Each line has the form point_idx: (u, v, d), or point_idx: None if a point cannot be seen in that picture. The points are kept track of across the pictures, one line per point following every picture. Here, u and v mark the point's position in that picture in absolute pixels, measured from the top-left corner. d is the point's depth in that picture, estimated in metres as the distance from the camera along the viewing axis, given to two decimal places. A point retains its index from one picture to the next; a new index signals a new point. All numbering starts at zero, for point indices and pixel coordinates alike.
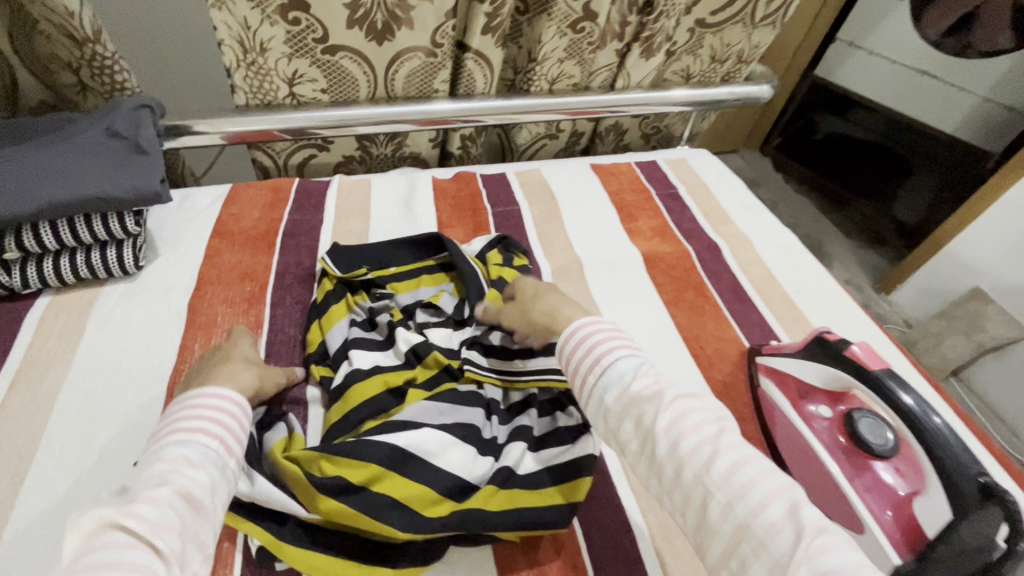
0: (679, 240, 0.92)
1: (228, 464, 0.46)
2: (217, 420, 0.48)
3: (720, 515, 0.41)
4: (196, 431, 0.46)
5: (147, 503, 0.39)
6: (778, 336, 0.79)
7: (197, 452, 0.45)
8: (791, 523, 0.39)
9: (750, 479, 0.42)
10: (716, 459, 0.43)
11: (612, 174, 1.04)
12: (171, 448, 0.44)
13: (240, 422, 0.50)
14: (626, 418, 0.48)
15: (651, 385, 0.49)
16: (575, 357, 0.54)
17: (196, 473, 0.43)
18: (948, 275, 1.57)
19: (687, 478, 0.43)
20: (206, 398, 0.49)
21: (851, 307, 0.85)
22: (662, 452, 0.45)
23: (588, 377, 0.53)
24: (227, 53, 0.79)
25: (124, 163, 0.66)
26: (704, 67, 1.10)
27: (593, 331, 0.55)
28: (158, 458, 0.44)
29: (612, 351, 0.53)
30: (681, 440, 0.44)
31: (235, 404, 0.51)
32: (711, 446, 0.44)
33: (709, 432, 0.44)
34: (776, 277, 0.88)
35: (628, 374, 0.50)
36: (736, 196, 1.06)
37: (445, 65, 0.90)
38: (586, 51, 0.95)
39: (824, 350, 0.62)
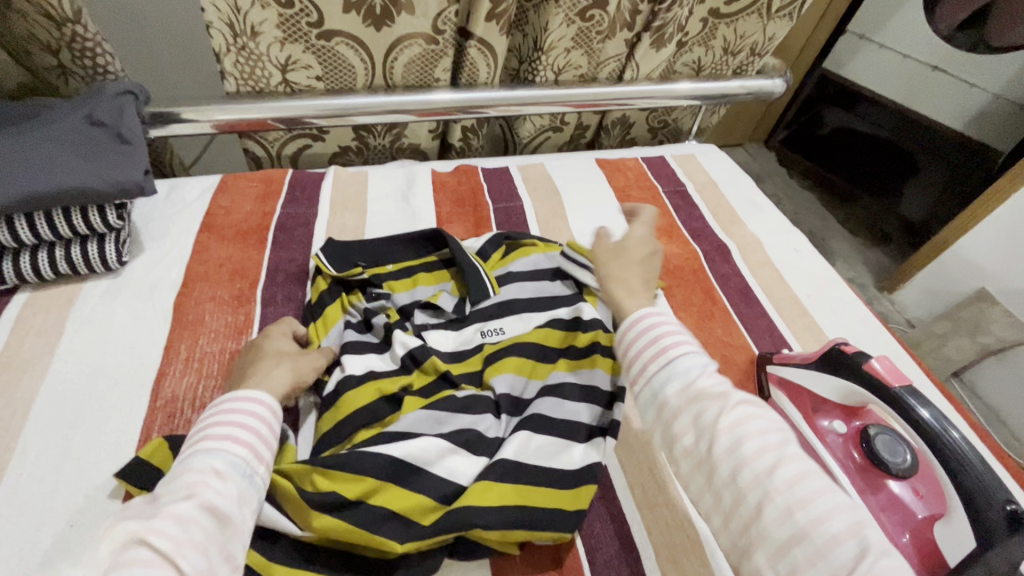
0: (686, 240, 0.89)
1: (257, 471, 0.47)
2: (246, 427, 0.49)
3: (777, 520, 0.41)
4: (226, 439, 0.47)
5: (170, 518, 0.41)
6: (789, 343, 0.76)
7: (225, 462, 0.46)
8: (853, 539, 0.40)
9: (811, 490, 0.42)
10: (780, 465, 0.43)
11: (618, 170, 1.00)
12: (199, 457, 0.46)
13: (269, 427, 0.51)
14: (684, 411, 0.48)
15: (716, 386, 0.49)
16: (636, 346, 0.53)
17: (222, 484, 0.44)
18: (955, 276, 1.54)
19: (745, 479, 0.44)
20: (236, 404, 0.50)
21: (863, 313, 0.83)
22: (723, 449, 0.45)
23: (650, 367, 0.52)
24: (216, 38, 0.75)
25: (104, 154, 0.63)
26: (716, 60, 1.06)
27: (660, 325, 0.54)
28: (187, 467, 0.45)
29: (679, 344, 0.52)
30: (745, 441, 0.45)
31: (264, 408, 0.51)
32: (775, 453, 0.44)
33: (773, 441, 0.45)
34: (786, 280, 0.85)
35: (695, 371, 0.50)
36: (746, 195, 1.02)
37: (447, 53, 0.85)
38: (594, 41, 0.91)
39: (840, 362, 0.59)
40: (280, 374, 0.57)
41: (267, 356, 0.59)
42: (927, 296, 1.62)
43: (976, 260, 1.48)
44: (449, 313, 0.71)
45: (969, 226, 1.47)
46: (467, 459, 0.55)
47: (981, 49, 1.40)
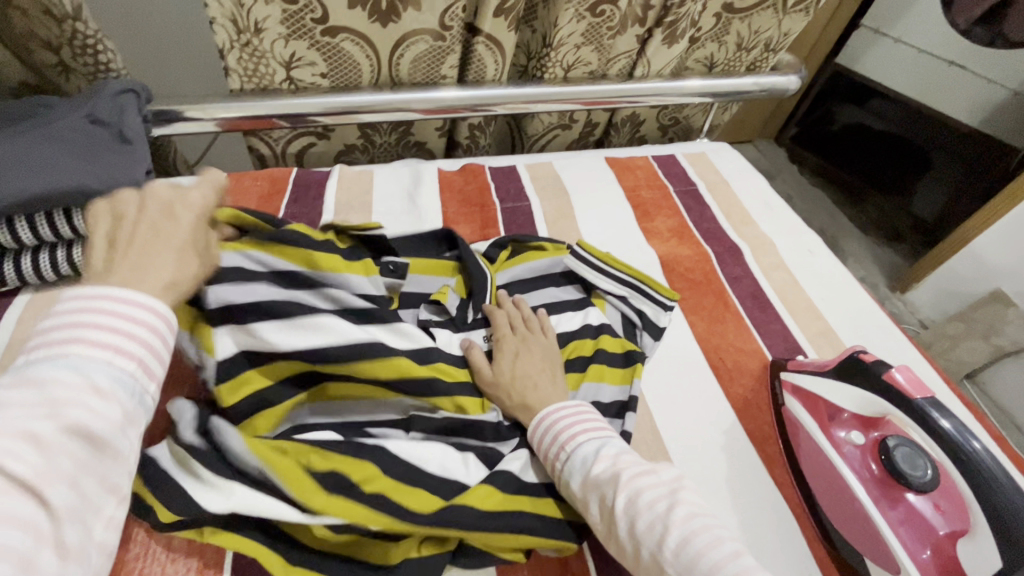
0: (697, 241, 0.87)
1: (146, 390, 0.39)
2: (133, 336, 0.38)
3: None
4: (106, 351, 0.37)
5: (28, 440, 0.32)
6: (803, 349, 0.75)
7: (106, 378, 0.36)
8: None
9: (698, 552, 0.42)
10: (667, 535, 0.44)
11: (628, 169, 0.98)
12: (63, 367, 0.35)
13: (166, 339, 0.41)
14: (590, 500, 0.50)
15: (609, 466, 0.50)
16: (544, 445, 0.55)
17: (101, 405, 0.36)
18: (969, 276, 1.51)
19: (647, 555, 0.45)
20: (120, 304, 0.39)
21: (880, 318, 0.81)
22: (623, 533, 0.47)
23: (555, 463, 0.54)
24: (220, 34, 0.73)
25: (105, 153, 0.62)
26: (730, 56, 1.04)
27: (554, 415, 0.56)
28: (45, 373, 0.35)
29: (577, 433, 0.54)
30: (636, 519, 0.46)
31: (157, 315, 0.40)
32: (663, 521, 0.45)
33: (660, 511, 0.46)
34: (800, 284, 0.83)
35: (590, 457, 0.51)
36: (759, 195, 1.00)
37: (454, 49, 0.84)
38: (605, 37, 0.89)
39: (859, 372, 0.57)
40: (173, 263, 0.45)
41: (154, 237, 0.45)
42: (940, 296, 1.59)
43: (993, 261, 1.45)
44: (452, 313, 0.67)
45: (985, 225, 1.44)
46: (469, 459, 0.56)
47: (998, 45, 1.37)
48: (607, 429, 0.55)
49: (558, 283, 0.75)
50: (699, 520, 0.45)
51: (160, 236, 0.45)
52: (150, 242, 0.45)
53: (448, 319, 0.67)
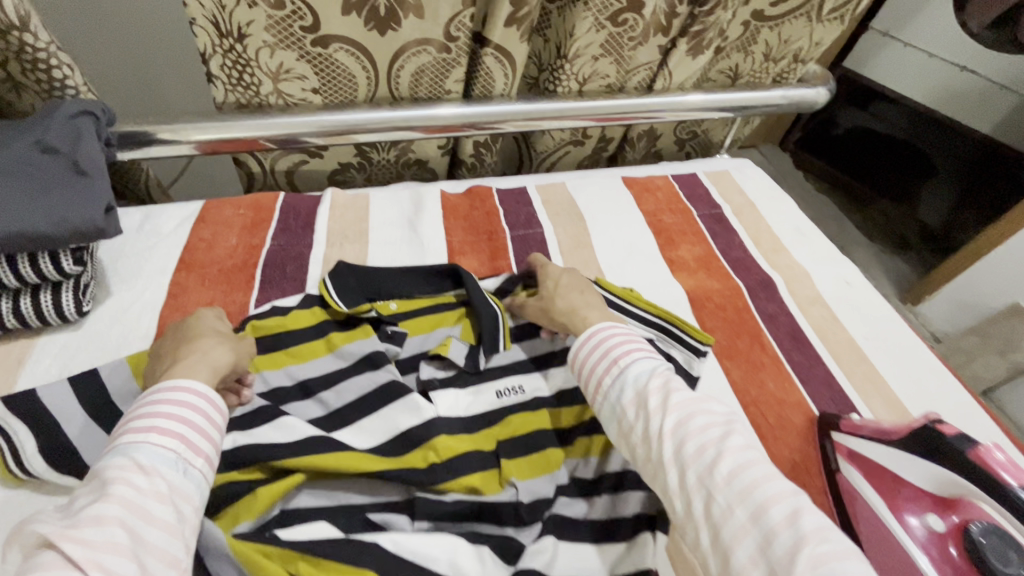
0: (727, 273, 0.80)
1: (192, 464, 0.41)
2: (175, 415, 0.42)
3: (722, 518, 0.41)
4: (148, 430, 0.41)
5: (88, 523, 0.35)
6: (856, 408, 0.66)
7: (149, 456, 0.39)
8: (789, 529, 0.39)
9: (752, 481, 0.42)
10: (719, 461, 0.43)
11: (648, 191, 0.90)
12: (117, 454, 0.39)
13: (207, 414, 0.44)
14: (636, 419, 0.49)
15: (663, 387, 0.49)
16: (592, 359, 0.55)
17: (146, 481, 0.38)
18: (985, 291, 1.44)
19: (691, 481, 0.44)
20: (164, 394, 0.43)
21: (929, 359, 0.73)
22: (669, 454, 0.45)
23: (603, 377, 0.53)
24: (200, 36, 0.65)
25: (56, 189, 0.52)
26: (756, 67, 0.95)
27: (608, 334, 0.56)
28: (103, 466, 0.39)
29: (629, 352, 0.53)
30: (685, 442, 0.45)
31: (196, 395, 0.44)
32: (716, 448, 0.44)
33: (713, 436, 0.45)
34: (841, 320, 0.76)
35: (643, 375, 0.51)
36: (789, 219, 0.92)
37: (460, 62, 0.75)
38: (625, 47, 0.81)
39: (936, 444, 0.49)
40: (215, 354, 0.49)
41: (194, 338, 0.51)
42: (956, 309, 1.51)
43: None
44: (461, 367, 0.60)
45: (1005, 236, 1.35)
46: (484, 548, 0.48)
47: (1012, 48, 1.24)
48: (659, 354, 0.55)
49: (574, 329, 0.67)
50: (754, 454, 0.44)
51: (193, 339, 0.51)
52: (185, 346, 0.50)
53: (457, 375, 0.60)
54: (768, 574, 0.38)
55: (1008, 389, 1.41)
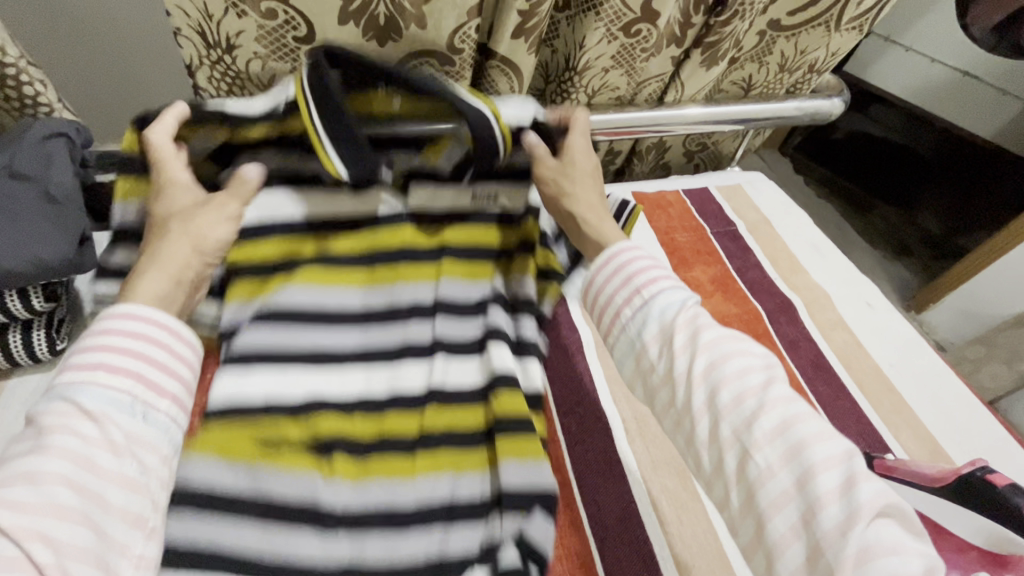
0: (744, 296, 0.76)
1: (152, 408, 0.42)
2: (131, 352, 0.42)
3: (759, 478, 0.41)
4: (97, 370, 0.40)
5: (21, 479, 0.35)
6: (887, 446, 0.62)
7: (99, 402, 0.40)
8: (837, 496, 0.38)
9: (796, 441, 0.41)
10: (760, 415, 0.42)
11: (659, 207, 0.86)
12: (59, 399, 0.39)
13: (168, 350, 0.44)
14: (663, 357, 0.48)
15: (691, 324, 0.48)
16: (611, 286, 0.53)
17: (93, 430, 0.39)
18: (990, 300, 1.41)
19: (727, 434, 0.43)
20: (114, 326, 0.42)
21: (957, 388, 0.70)
22: (701, 403, 0.45)
23: (622, 310, 0.52)
24: (186, 47, 0.61)
25: (25, 221, 0.48)
26: (770, 78, 0.92)
27: (632, 260, 0.53)
28: (44, 411, 0.39)
29: (653, 281, 0.51)
30: (720, 390, 0.44)
31: (155, 331, 0.44)
32: (756, 399, 0.43)
33: (752, 385, 0.44)
34: (864, 346, 0.72)
35: (669, 309, 0.49)
36: (805, 236, 0.89)
37: (465, 75, 0.71)
38: (637, 59, 0.77)
39: (988, 498, 0.46)
40: (167, 253, 0.49)
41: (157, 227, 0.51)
42: (961, 318, 1.47)
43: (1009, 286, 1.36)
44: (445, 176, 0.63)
45: (1012, 245, 1.32)
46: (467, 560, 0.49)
47: None
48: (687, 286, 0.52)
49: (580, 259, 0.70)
50: (797, 407, 0.43)
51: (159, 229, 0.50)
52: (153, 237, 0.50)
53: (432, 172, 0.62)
54: (810, 540, 0.38)
55: (1011, 400, 1.38)
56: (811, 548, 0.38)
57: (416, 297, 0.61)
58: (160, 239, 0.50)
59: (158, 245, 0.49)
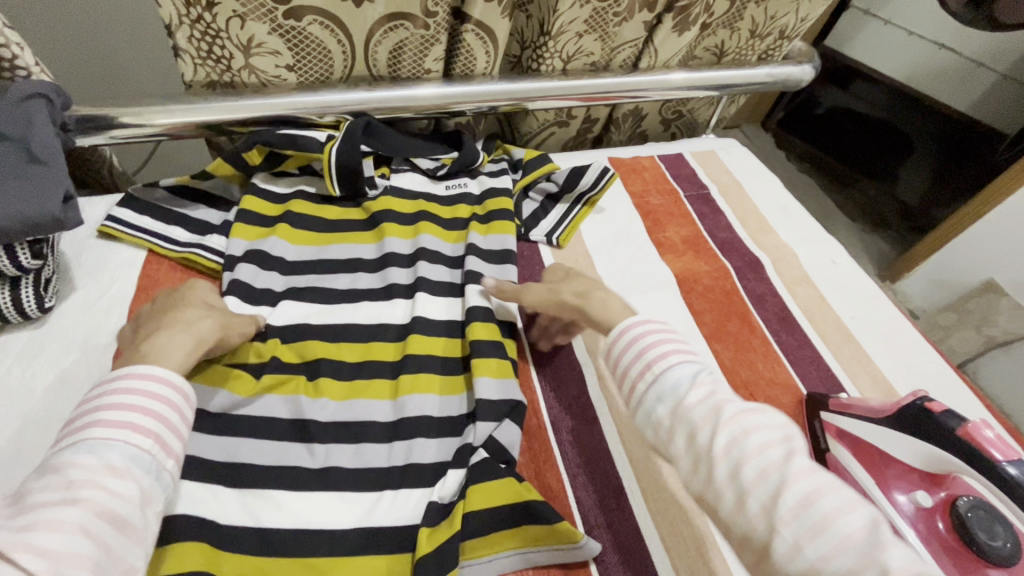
0: (714, 254, 0.79)
1: (165, 466, 0.41)
2: (151, 413, 0.41)
3: (785, 555, 0.36)
4: (124, 428, 0.39)
5: (45, 527, 0.34)
6: (844, 388, 0.66)
7: (124, 457, 0.39)
8: (872, 571, 0.33)
9: (825, 515, 0.36)
10: (783, 489, 0.37)
11: (634, 171, 0.88)
12: (83, 451, 0.38)
13: (180, 411, 0.43)
14: (678, 431, 0.44)
15: (708, 398, 0.44)
16: (624, 359, 0.49)
17: (121, 484, 0.37)
18: (962, 265, 1.45)
19: (752, 510, 0.39)
20: (135, 382, 0.42)
21: (913, 336, 0.74)
22: (721, 476, 0.40)
23: (636, 384, 0.48)
24: (165, 6, 0.61)
25: (8, 178, 0.49)
26: (741, 44, 0.94)
27: (644, 332, 0.49)
28: (66, 462, 0.37)
29: (665, 356, 0.47)
30: (741, 464, 0.40)
31: (176, 391, 0.43)
32: (779, 472, 0.39)
33: (774, 458, 0.39)
34: (827, 299, 0.76)
35: (683, 383, 0.45)
36: (776, 199, 0.92)
37: (440, 39, 0.72)
38: (610, 24, 0.79)
39: (925, 422, 0.50)
40: (206, 325, 0.51)
41: (188, 305, 0.52)
42: (933, 287, 1.51)
43: (980, 251, 1.40)
44: (427, 169, 0.78)
45: (980, 213, 1.36)
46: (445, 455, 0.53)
47: (982, 24, 1.22)
48: (702, 357, 0.48)
49: (555, 198, 0.80)
50: (824, 477, 0.38)
51: (178, 308, 0.52)
52: (173, 314, 0.51)
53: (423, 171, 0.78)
54: None
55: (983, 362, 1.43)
56: None
57: (399, 250, 0.68)
58: (181, 313, 0.51)
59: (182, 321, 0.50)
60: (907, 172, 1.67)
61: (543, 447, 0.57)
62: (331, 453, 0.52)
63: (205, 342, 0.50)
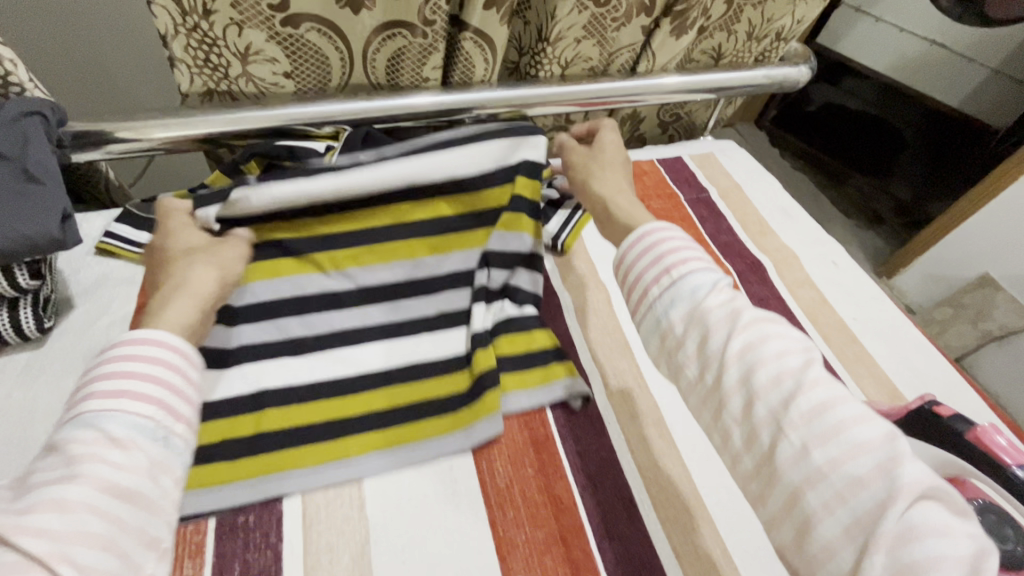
0: (716, 258, 0.79)
1: (173, 431, 0.41)
2: (148, 377, 0.41)
3: (790, 458, 0.38)
4: (122, 397, 0.39)
5: (48, 509, 0.34)
6: (849, 390, 0.67)
7: (124, 426, 0.38)
8: (881, 478, 0.36)
9: (835, 421, 0.38)
10: (797, 395, 0.39)
11: (634, 175, 0.88)
12: (82, 425, 0.38)
13: (181, 373, 0.43)
14: (690, 336, 0.45)
15: (725, 304, 0.45)
16: (638, 264, 0.49)
17: (122, 455, 0.37)
18: (958, 261, 1.45)
19: (761, 415, 0.40)
20: (129, 349, 0.41)
21: (915, 337, 0.74)
22: (732, 381, 0.42)
23: (649, 288, 0.47)
24: (160, 16, 0.60)
25: (4, 199, 0.48)
26: (738, 46, 0.94)
27: (660, 239, 0.49)
28: (68, 438, 0.37)
29: (683, 262, 0.47)
30: (756, 370, 0.41)
31: (170, 354, 0.43)
32: (794, 379, 0.40)
33: (791, 365, 0.41)
34: (829, 301, 0.76)
35: (702, 289, 0.45)
36: (775, 200, 0.92)
37: (438, 47, 0.71)
38: (608, 29, 0.78)
39: (933, 426, 0.50)
40: (201, 271, 0.53)
41: (178, 256, 0.55)
42: (930, 282, 1.52)
43: (975, 247, 1.41)
44: None
45: (975, 210, 1.37)
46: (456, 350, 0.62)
47: (975, 21, 1.22)
48: (718, 265, 0.48)
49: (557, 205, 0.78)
50: (837, 388, 0.40)
51: (175, 261, 0.55)
52: (172, 267, 0.54)
53: None
54: (846, 520, 0.36)
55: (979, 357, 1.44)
56: (846, 527, 0.36)
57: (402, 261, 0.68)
58: (178, 266, 0.54)
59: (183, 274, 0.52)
60: (903, 168, 1.68)
61: (551, 458, 0.57)
62: (341, 470, 0.52)
63: (203, 287, 0.52)
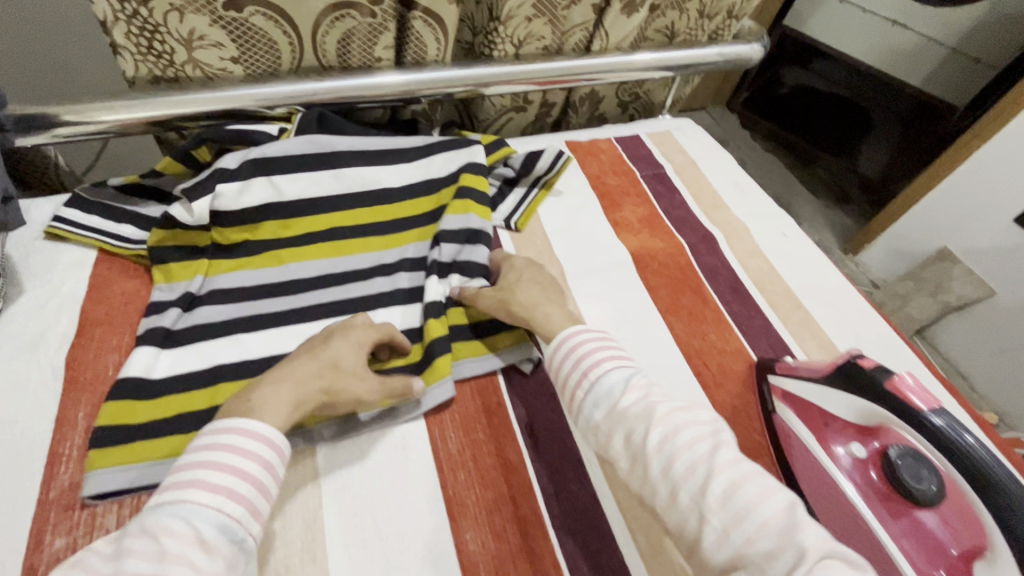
0: (669, 232, 0.81)
1: (250, 533, 0.41)
2: (243, 475, 0.42)
3: (715, 541, 0.41)
4: (218, 495, 0.40)
5: None
6: (793, 352, 0.70)
7: (213, 528, 0.39)
8: (789, 548, 0.38)
9: (746, 500, 0.41)
10: (710, 480, 0.42)
11: (591, 153, 0.90)
12: (175, 516, 0.38)
13: (272, 473, 0.44)
14: (616, 434, 0.49)
15: (641, 399, 0.49)
16: (566, 367, 0.54)
17: (205, 558, 0.38)
18: (918, 236, 1.49)
19: (685, 502, 0.43)
20: (235, 440, 0.43)
21: (859, 303, 0.77)
22: (656, 472, 0.45)
23: (576, 392, 0.53)
24: (98, 1, 0.59)
25: None
26: (691, 24, 0.96)
27: (581, 341, 0.54)
28: (160, 527, 0.38)
29: (601, 363, 0.52)
30: (674, 460, 0.44)
31: (270, 452, 0.44)
32: (706, 465, 0.43)
33: (702, 452, 0.44)
34: (778, 271, 0.79)
35: (618, 389, 0.50)
36: (729, 175, 0.94)
37: (388, 27, 0.72)
38: (558, 7, 0.80)
39: (857, 381, 0.53)
40: (313, 386, 0.51)
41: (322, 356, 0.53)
42: (893, 258, 1.56)
43: (934, 222, 1.44)
44: None
45: (931, 185, 1.41)
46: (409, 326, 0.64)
47: None
48: (635, 366, 0.53)
49: (512, 183, 0.81)
50: (744, 466, 0.43)
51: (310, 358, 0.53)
52: (300, 363, 0.52)
53: None
54: None
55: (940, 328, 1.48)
56: None
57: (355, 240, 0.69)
58: (306, 366, 0.52)
59: (289, 364, 0.51)
60: (870, 146, 1.72)
61: (503, 423, 0.59)
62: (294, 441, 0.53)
63: (302, 405, 0.49)
